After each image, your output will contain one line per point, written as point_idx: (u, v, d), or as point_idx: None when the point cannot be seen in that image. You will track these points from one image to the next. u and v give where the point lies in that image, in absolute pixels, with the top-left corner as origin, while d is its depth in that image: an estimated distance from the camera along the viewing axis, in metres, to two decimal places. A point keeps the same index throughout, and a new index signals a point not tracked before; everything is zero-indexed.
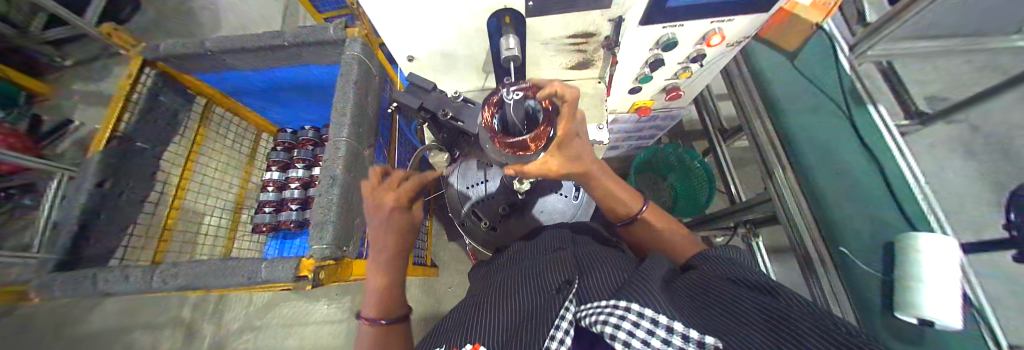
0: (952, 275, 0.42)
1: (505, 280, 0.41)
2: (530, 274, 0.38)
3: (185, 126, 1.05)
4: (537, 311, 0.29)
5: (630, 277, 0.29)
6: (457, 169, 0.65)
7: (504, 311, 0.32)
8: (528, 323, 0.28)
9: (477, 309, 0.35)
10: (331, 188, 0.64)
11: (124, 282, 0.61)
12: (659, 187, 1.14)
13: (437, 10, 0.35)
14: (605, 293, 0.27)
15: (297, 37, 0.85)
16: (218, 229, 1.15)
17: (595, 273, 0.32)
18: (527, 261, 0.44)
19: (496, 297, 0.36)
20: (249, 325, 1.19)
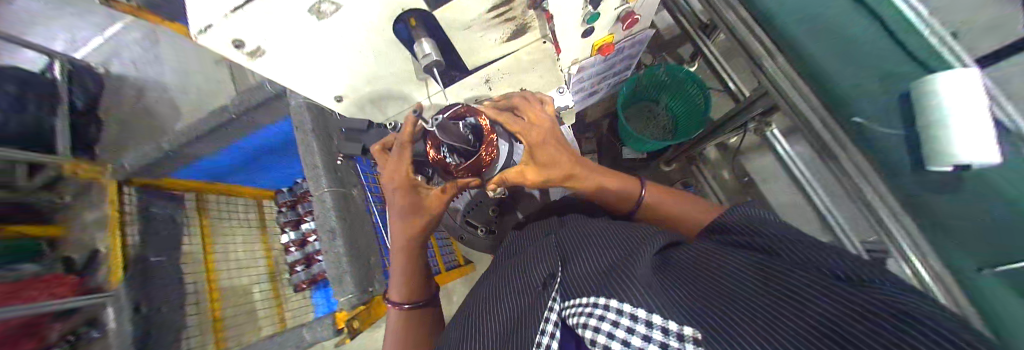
0: (980, 104, 0.41)
1: (497, 273, 0.43)
2: (520, 265, 0.40)
3: (188, 224, 1.07)
4: (525, 309, 0.30)
5: (614, 263, 0.29)
6: None
7: (496, 310, 0.33)
8: (518, 324, 0.29)
9: (474, 311, 0.37)
10: (334, 240, 0.64)
11: None
12: (654, 112, 1.08)
13: (330, 43, 0.32)
14: (590, 285, 0.28)
15: (241, 105, 0.81)
16: (266, 300, 1.19)
17: (579, 261, 0.33)
18: (518, 252, 0.45)
19: (489, 294, 0.38)
20: None
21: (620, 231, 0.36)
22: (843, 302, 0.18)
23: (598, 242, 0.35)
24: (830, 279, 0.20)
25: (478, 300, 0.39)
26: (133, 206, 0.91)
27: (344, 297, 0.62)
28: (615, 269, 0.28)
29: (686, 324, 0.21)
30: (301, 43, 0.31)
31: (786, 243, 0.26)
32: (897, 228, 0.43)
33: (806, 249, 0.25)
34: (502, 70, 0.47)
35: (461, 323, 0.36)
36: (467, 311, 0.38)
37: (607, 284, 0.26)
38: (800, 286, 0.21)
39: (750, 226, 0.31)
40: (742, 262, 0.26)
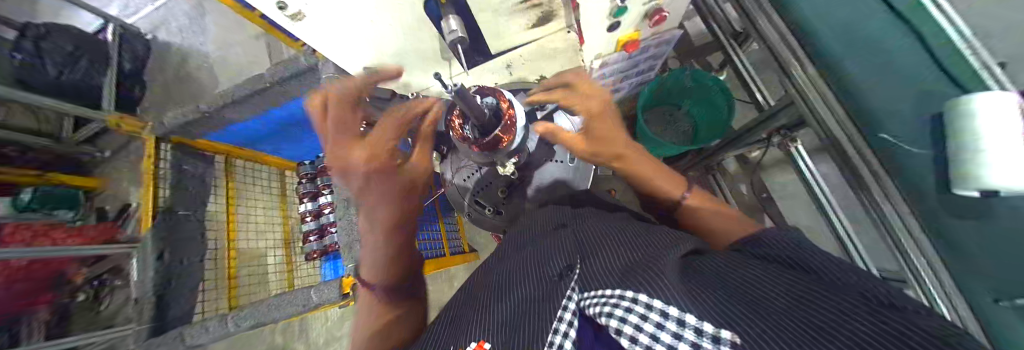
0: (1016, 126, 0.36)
1: (509, 260, 0.44)
2: (532, 257, 0.40)
3: (215, 184, 1.13)
4: (543, 295, 0.31)
5: (638, 264, 0.29)
6: (450, 164, 0.67)
7: (513, 294, 0.34)
8: (532, 310, 0.29)
9: (485, 293, 0.38)
10: (349, 209, 0.67)
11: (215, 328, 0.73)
12: (675, 118, 1.06)
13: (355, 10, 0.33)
14: (612, 281, 0.28)
15: (275, 76, 0.86)
16: (279, 264, 1.25)
17: (597, 259, 0.33)
18: (527, 243, 0.46)
19: (501, 280, 0.38)
20: (331, 337, 1.34)
21: (638, 236, 0.37)
22: (897, 330, 0.17)
23: (617, 244, 0.35)
24: (872, 304, 0.20)
25: (486, 286, 0.39)
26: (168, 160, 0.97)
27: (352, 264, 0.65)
28: (641, 268, 0.28)
29: (723, 327, 0.20)
30: (342, 14, 0.33)
31: (824, 267, 0.26)
32: (919, 264, 0.41)
33: (844, 271, 0.24)
34: (525, 55, 0.51)
35: (471, 306, 0.36)
36: (476, 296, 0.38)
37: (633, 282, 0.26)
38: (849, 309, 0.20)
39: (782, 244, 0.30)
40: (777, 278, 0.25)
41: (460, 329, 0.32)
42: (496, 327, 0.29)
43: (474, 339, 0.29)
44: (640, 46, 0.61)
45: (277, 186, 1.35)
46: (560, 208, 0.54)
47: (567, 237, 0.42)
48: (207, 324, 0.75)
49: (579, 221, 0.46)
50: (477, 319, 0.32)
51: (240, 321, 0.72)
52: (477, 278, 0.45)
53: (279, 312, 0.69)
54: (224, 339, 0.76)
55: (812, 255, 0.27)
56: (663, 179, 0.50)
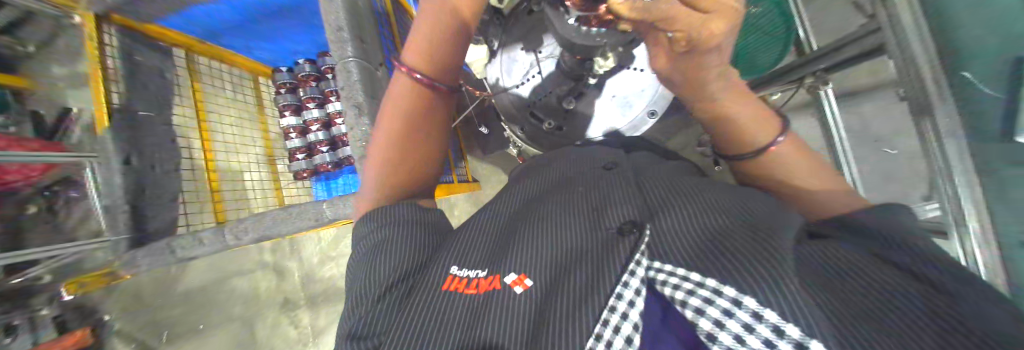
0: None
1: (554, 196, 0.41)
2: (582, 202, 0.36)
3: (179, 83, 1.00)
4: (590, 247, 0.28)
5: (734, 240, 0.22)
6: (502, 61, 0.63)
7: (554, 232, 0.32)
8: (579, 260, 0.27)
9: (522, 225, 0.35)
10: (360, 118, 0.59)
11: (211, 240, 0.70)
12: None
13: None
14: (688, 256, 0.22)
15: None
16: (261, 182, 1.14)
17: (673, 226, 0.27)
18: (577, 183, 0.42)
19: (542, 212, 0.36)
20: (327, 256, 1.36)
21: (731, 203, 0.29)
22: None
23: (704, 216, 0.27)
24: None
25: (521, 226, 0.35)
26: (115, 47, 0.82)
27: None
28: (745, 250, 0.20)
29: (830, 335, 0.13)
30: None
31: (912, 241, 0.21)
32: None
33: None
34: None
35: (501, 243, 0.34)
36: (504, 233, 0.36)
37: (711, 262, 0.20)
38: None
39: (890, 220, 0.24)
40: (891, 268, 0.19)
41: (482, 263, 0.31)
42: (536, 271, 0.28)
43: (514, 270, 0.28)
44: None
45: (251, 97, 1.16)
46: (609, 150, 0.50)
47: (617, 186, 0.38)
48: (203, 239, 0.71)
49: (636, 170, 0.42)
50: (511, 250, 0.31)
51: (242, 235, 0.69)
52: (507, 216, 0.40)
53: (283, 227, 0.66)
54: (223, 252, 0.73)
55: (893, 228, 0.23)
56: (752, 128, 0.34)
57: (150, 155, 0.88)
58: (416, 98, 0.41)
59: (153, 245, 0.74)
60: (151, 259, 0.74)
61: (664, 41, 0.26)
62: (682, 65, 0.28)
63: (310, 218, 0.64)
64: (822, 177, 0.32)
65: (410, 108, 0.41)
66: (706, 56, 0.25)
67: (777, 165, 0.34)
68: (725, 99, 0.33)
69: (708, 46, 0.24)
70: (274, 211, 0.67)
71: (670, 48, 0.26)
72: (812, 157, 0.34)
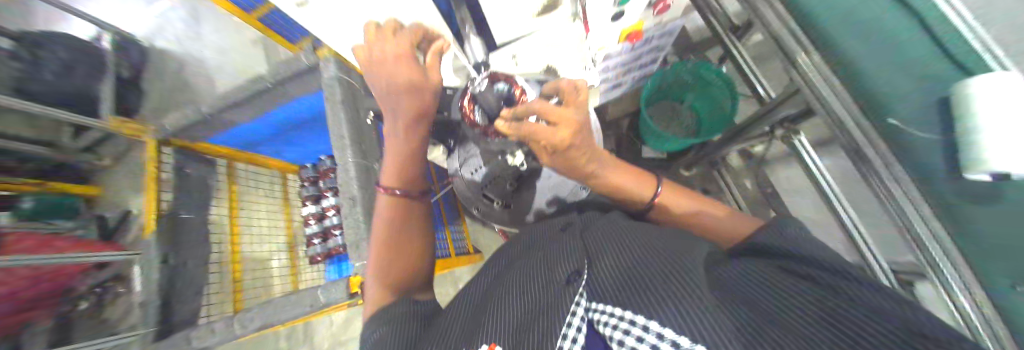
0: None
1: (519, 259, 0.45)
2: (538, 258, 0.41)
3: (218, 187, 1.14)
4: (544, 295, 0.32)
5: (659, 269, 0.28)
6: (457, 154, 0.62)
7: (516, 290, 0.36)
8: (536, 312, 0.30)
9: (491, 293, 0.40)
10: (355, 207, 0.67)
11: (221, 334, 0.74)
12: (678, 113, 1.02)
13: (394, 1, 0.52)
14: (617, 287, 0.28)
15: (276, 79, 0.86)
16: (283, 269, 1.22)
17: (614, 264, 0.32)
18: (537, 248, 0.45)
19: (507, 276, 0.41)
20: (337, 341, 1.32)
21: (651, 237, 0.36)
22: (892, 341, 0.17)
23: (629, 248, 0.34)
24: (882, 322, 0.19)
25: (489, 295, 0.39)
26: (170, 164, 0.99)
27: (359, 262, 0.65)
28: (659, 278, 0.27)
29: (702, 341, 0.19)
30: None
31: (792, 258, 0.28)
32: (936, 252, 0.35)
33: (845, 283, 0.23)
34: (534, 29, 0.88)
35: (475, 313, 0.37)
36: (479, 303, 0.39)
37: (642, 291, 0.26)
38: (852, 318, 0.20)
39: (779, 240, 0.31)
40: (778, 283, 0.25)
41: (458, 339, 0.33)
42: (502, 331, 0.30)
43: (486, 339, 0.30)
44: (645, 40, 0.59)
45: (279, 190, 1.33)
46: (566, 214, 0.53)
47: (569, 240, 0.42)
48: (214, 327, 0.75)
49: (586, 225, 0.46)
50: (486, 314, 0.35)
51: (248, 321, 0.72)
52: (483, 287, 0.44)
53: (283, 315, 0.69)
54: (230, 339, 0.75)
55: (769, 241, 0.32)
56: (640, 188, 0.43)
57: (185, 253, 0.99)
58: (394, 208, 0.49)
59: (172, 342, 0.79)
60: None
61: (543, 149, 0.33)
62: (567, 164, 0.35)
63: (307, 304, 0.68)
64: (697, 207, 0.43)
65: (391, 215, 0.49)
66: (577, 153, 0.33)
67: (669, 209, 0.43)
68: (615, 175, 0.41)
69: (576, 142, 0.31)
70: (277, 299, 0.71)
71: (547, 153, 0.34)
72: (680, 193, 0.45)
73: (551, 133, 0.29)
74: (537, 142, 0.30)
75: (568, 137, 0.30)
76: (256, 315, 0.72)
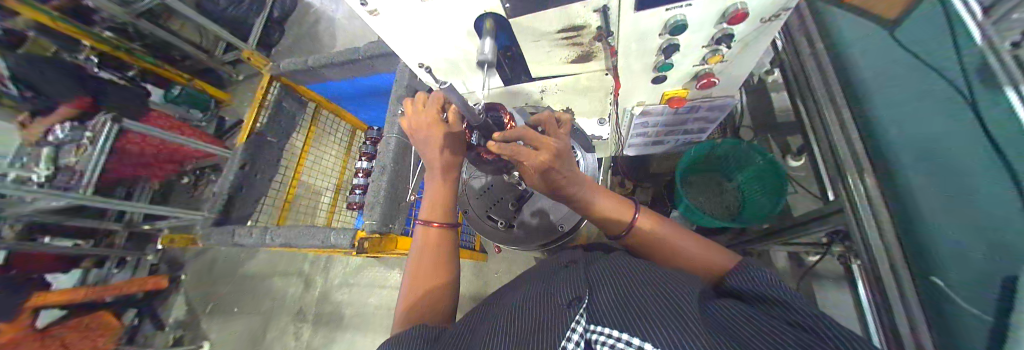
0: None
1: (522, 287, 0.38)
2: (540, 284, 0.34)
3: (300, 125, 1.36)
4: (540, 313, 0.25)
5: (650, 296, 0.24)
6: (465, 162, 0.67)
7: (506, 312, 0.29)
8: (530, 330, 0.23)
9: (482, 318, 0.32)
10: (381, 175, 0.78)
11: (257, 236, 0.90)
12: (722, 189, 0.95)
13: (448, 45, 0.44)
14: (619, 310, 0.23)
15: (367, 52, 1.02)
16: (324, 205, 1.37)
17: (607, 286, 0.27)
18: (536, 278, 0.38)
19: (497, 304, 0.35)
20: (346, 282, 1.40)
21: (654, 268, 0.30)
22: None
23: (627, 274, 0.29)
24: None
25: (477, 322, 0.32)
26: (273, 95, 1.25)
27: (369, 221, 0.75)
28: (656, 300, 0.23)
29: None
30: (422, 17, 0.38)
31: (778, 301, 0.25)
32: None
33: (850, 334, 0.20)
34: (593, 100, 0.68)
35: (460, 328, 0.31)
36: (470, 323, 0.33)
37: (639, 314, 0.21)
38: None
39: (754, 281, 0.28)
40: (769, 321, 0.22)
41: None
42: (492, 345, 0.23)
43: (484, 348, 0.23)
44: (686, 105, 0.59)
45: (345, 140, 1.53)
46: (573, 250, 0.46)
47: (563, 267, 0.37)
48: (252, 231, 0.91)
49: (586, 255, 0.41)
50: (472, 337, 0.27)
51: (275, 236, 0.86)
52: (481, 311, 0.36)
53: (302, 240, 0.82)
54: (260, 245, 0.92)
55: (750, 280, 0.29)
56: (616, 215, 0.41)
57: (259, 166, 1.22)
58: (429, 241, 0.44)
59: (224, 231, 0.98)
60: (219, 238, 0.98)
61: (528, 169, 0.36)
62: (551, 187, 0.37)
63: (320, 239, 0.80)
64: (677, 236, 0.40)
65: (425, 249, 0.43)
66: (553, 173, 0.34)
67: (650, 235, 0.40)
68: (592, 201, 0.40)
69: (556, 165, 0.34)
70: (303, 226, 0.85)
71: (534, 175, 0.36)
72: (664, 220, 0.42)
73: (529, 154, 0.32)
74: (520, 162, 0.34)
75: (545, 161, 0.32)
76: (284, 233, 0.86)
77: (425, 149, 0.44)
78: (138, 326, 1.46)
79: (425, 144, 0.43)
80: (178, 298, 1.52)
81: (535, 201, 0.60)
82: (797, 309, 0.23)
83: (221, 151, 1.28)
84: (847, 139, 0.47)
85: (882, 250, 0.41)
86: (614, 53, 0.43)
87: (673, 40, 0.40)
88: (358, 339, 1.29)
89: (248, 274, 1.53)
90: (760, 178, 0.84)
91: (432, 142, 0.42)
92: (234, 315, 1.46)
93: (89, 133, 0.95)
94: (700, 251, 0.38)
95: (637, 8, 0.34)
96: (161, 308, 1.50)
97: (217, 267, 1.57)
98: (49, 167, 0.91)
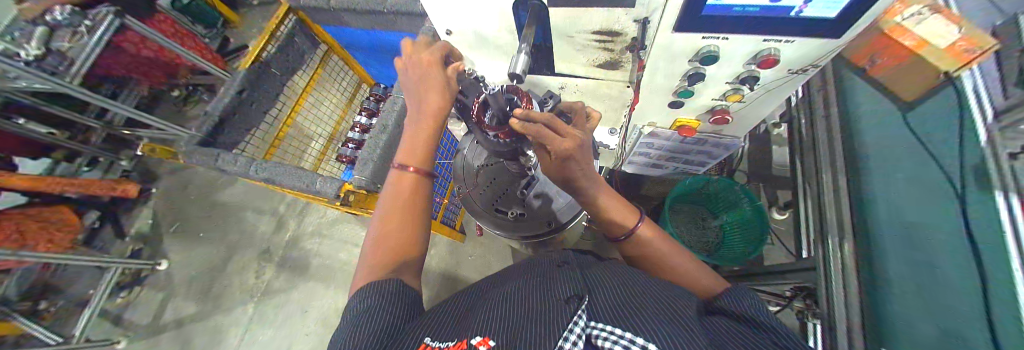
0: None
1: (512, 279, 0.38)
2: (533, 279, 0.34)
3: (307, 64, 1.32)
4: (537, 311, 0.25)
5: (646, 306, 0.24)
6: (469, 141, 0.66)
7: (498, 304, 0.29)
8: (527, 324, 0.23)
9: (472, 305, 0.32)
10: (381, 134, 0.77)
11: (241, 166, 0.88)
12: (705, 225, 0.97)
13: (484, 18, 0.43)
14: (619, 315, 0.23)
15: (392, 6, 0.98)
16: (314, 150, 1.35)
17: (603, 293, 0.27)
18: (527, 273, 0.38)
19: (487, 294, 0.34)
20: (320, 231, 1.39)
21: (649, 282, 0.31)
22: None
23: (624, 285, 0.29)
24: None
25: (466, 308, 0.31)
26: (287, 27, 1.20)
27: (358, 177, 0.74)
28: (656, 312, 0.23)
29: None
30: None
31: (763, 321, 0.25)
32: None
33: None
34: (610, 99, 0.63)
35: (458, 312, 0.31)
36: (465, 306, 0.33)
37: (634, 321, 0.22)
38: None
39: (739, 300, 0.29)
40: (760, 339, 0.22)
41: (445, 334, 0.25)
42: (487, 333, 0.23)
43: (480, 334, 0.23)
44: (695, 136, 0.60)
45: (349, 91, 1.50)
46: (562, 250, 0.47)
47: (554, 266, 0.37)
48: (237, 160, 0.89)
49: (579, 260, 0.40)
50: (465, 321, 0.27)
51: (260, 171, 0.85)
52: (468, 297, 0.35)
53: (286, 180, 0.81)
54: (242, 175, 0.90)
55: (735, 298, 0.30)
56: (619, 219, 0.41)
57: (258, 96, 1.17)
58: (403, 189, 0.40)
59: (209, 152, 0.95)
60: (202, 159, 0.95)
61: (547, 154, 0.36)
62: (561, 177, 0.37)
63: (304, 184, 0.79)
64: (670, 254, 0.41)
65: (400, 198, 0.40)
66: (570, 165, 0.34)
67: (646, 246, 0.41)
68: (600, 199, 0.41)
69: (577, 155, 0.34)
70: (290, 167, 0.83)
71: (552, 163, 0.35)
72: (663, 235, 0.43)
73: (555, 138, 0.32)
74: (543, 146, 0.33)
75: (569, 147, 0.32)
76: (270, 169, 0.84)
77: (414, 93, 0.42)
78: (98, 229, 1.42)
79: (417, 86, 0.41)
80: (146, 210, 1.49)
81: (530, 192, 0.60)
82: (779, 332, 0.23)
83: (221, 72, 1.24)
84: (836, 205, 0.49)
85: (843, 315, 0.43)
86: (639, 69, 0.43)
87: (702, 68, 0.41)
88: (321, 289, 1.28)
89: (223, 201, 1.50)
90: (745, 223, 0.86)
91: (425, 84, 0.40)
92: (199, 238, 1.44)
93: (89, 23, 0.91)
94: (690, 269, 0.39)
95: (676, 29, 0.33)
96: (126, 216, 1.46)
97: (191, 188, 1.53)
98: (40, 48, 0.87)
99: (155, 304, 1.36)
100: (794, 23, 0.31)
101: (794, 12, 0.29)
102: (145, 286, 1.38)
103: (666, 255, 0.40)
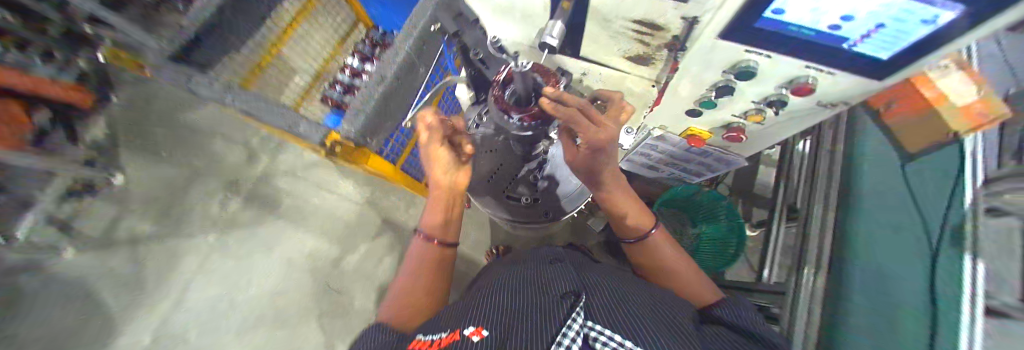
0: None
1: (509, 271, 0.37)
2: (531, 275, 0.34)
3: None
4: (535, 308, 0.25)
5: (646, 315, 0.24)
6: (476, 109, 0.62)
7: (496, 301, 0.29)
8: (524, 321, 0.23)
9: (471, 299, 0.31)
10: (377, 85, 0.71)
11: (215, 90, 0.80)
12: (683, 231, 1.01)
13: None
14: (618, 318, 0.23)
15: None
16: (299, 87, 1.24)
17: (602, 294, 0.27)
18: (523, 266, 0.38)
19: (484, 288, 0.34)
20: (296, 173, 1.32)
21: (646, 290, 0.31)
22: None
23: (623, 290, 0.29)
24: None
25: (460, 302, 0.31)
26: None
27: (347, 127, 0.70)
28: (655, 322, 0.23)
29: None
30: None
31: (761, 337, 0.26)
32: None
33: None
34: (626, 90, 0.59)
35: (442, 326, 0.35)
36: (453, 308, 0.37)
37: (631, 325, 0.22)
38: None
39: (737, 314, 0.29)
40: None
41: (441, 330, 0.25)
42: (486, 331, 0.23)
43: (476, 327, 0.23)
44: (702, 147, 0.60)
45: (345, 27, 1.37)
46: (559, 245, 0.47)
47: (547, 263, 0.38)
48: (211, 82, 0.80)
49: (578, 259, 0.40)
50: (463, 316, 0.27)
51: (235, 99, 0.77)
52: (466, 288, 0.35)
53: (266, 115, 0.75)
54: (215, 101, 0.81)
55: (735, 313, 0.30)
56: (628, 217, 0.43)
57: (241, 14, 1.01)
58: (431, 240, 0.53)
59: (177, 68, 0.84)
60: (169, 74, 0.85)
61: (576, 145, 0.36)
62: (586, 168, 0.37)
63: (287, 122, 0.73)
64: (675, 259, 0.42)
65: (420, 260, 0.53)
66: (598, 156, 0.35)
67: (649, 248, 0.43)
68: (612, 197, 0.42)
69: (608, 148, 0.34)
70: (271, 101, 0.76)
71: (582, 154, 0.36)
72: (670, 240, 0.44)
73: (591, 129, 0.30)
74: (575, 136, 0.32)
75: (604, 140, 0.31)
76: (247, 99, 0.76)
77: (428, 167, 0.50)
78: None
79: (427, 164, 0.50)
80: None
81: (540, 178, 0.60)
82: None
83: None
84: None
85: None
86: (670, 74, 0.42)
87: (734, 83, 0.39)
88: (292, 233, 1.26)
89: (190, 124, 1.38)
90: (720, 239, 0.90)
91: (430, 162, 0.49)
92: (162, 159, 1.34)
93: None
94: (693, 277, 0.40)
95: (723, 37, 0.32)
96: None
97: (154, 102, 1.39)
98: None
99: (107, 220, 1.28)
100: (840, 53, 0.31)
101: (845, 45, 0.29)
102: (98, 198, 1.29)
103: (668, 260, 0.42)
